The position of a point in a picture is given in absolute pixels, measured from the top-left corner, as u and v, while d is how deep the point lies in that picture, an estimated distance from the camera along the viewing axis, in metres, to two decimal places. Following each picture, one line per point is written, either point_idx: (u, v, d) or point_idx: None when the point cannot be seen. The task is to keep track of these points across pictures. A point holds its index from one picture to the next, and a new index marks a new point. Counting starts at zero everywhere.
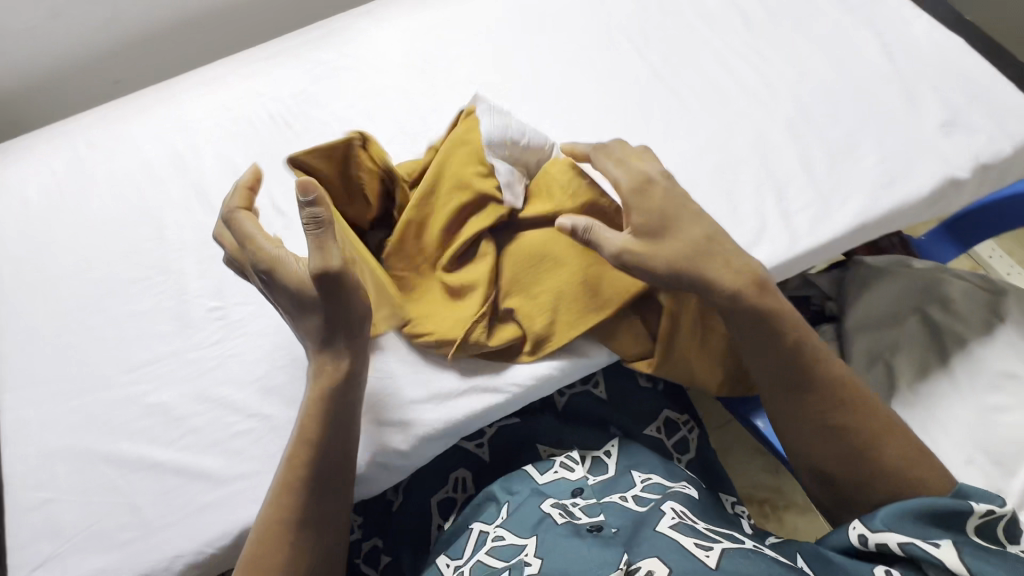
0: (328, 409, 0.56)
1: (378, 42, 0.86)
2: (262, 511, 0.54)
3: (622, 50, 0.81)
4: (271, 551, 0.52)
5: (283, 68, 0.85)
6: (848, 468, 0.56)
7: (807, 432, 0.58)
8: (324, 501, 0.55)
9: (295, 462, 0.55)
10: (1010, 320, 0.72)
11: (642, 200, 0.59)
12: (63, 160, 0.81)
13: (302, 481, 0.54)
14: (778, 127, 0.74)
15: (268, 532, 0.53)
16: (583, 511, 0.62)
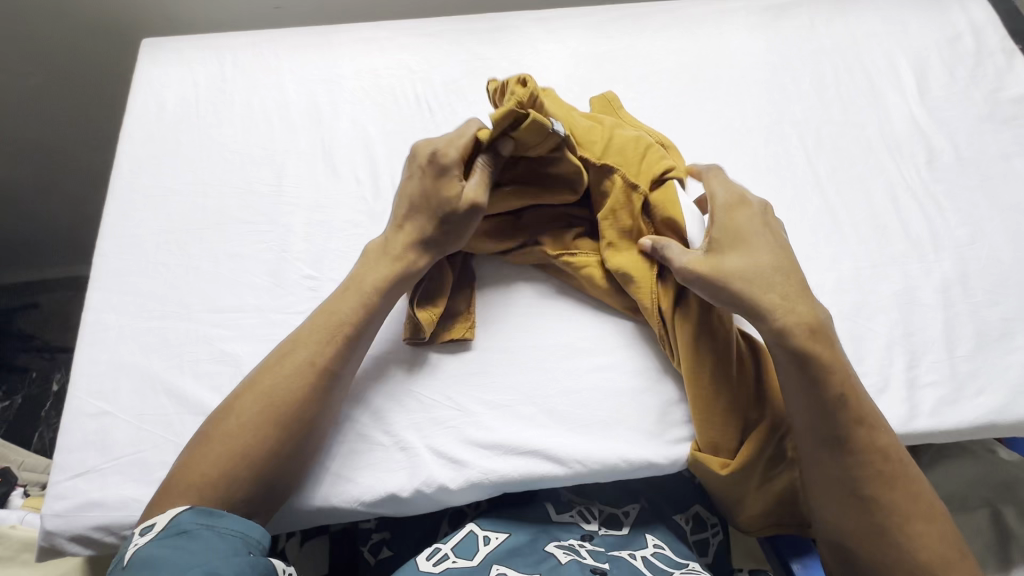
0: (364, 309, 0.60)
1: (543, 56, 0.82)
2: (279, 360, 0.58)
3: (791, 147, 0.76)
4: (280, 396, 0.55)
5: (442, 51, 0.83)
6: (873, 522, 0.53)
7: (812, 422, 0.55)
8: (343, 378, 0.59)
9: (332, 337, 0.59)
10: None
11: (730, 218, 0.61)
12: (206, 75, 0.80)
13: (333, 352, 0.58)
14: (932, 286, 0.68)
15: (276, 383, 0.56)
16: (588, 551, 0.59)
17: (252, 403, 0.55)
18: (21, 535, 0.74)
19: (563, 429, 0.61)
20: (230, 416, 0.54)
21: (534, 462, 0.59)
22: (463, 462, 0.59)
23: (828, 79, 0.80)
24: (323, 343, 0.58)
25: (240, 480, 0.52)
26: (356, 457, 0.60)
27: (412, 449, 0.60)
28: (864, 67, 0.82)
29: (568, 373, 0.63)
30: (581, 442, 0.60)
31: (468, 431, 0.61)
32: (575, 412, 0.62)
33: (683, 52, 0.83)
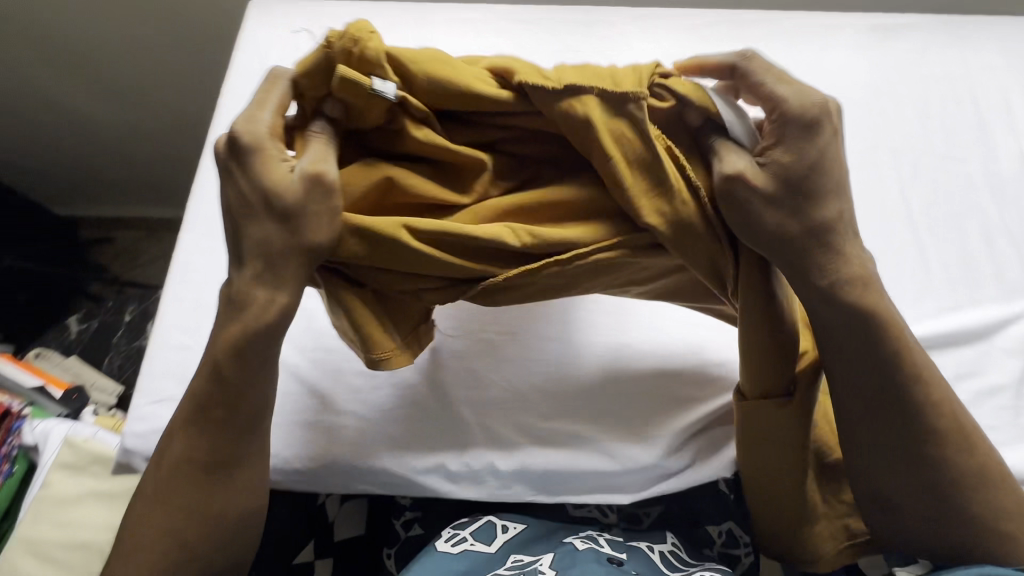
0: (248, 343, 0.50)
1: (635, 53, 0.82)
2: (185, 432, 0.53)
3: (883, 174, 0.73)
4: (192, 467, 0.52)
5: (536, 39, 0.83)
6: (936, 496, 0.49)
7: (859, 405, 0.50)
8: (243, 429, 0.53)
9: (224, 406, 0.52)
10: None
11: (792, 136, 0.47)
12: (308, 39, 0.84)
13: (220, 416, 0.52)
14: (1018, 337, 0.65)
15: (183, 452, 0.52)
16: (607, 540, 0.59)
17: (174, 473, 0.53)
18: (93, 448, 0.80)
19: (580, 425, 0.62)
20: (160, 491, 0.53)
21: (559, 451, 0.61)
22: (489, 446, 0.61)
23: (933, 109, 0.77)
24: (220, 417, 0.52)
25: (183, 544, 0.52)
26: (413, 426, 0.63)
27: (466, 427, 0.62)
28: (974, 102, 0.78)
29: (618, 378, 0.64)
30: (592, 446, 0.61)
31: (492, 420, 0.62)
32: (591, 416, 0.62)
33: (782, 64, 0.80)
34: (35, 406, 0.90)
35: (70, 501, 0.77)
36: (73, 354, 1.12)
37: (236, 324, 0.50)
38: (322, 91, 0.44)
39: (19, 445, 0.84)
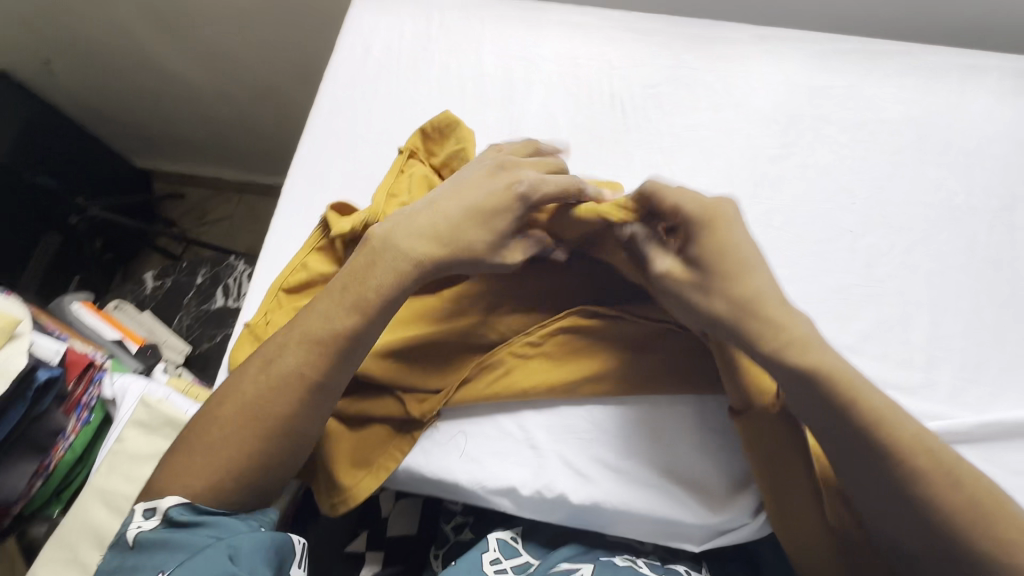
0: (356, 319, 0.56)
1: (754, 77, 0.77)
2: (261, 371, 0.56)
3: (1018, 241, 0.67)
4: (262, 412, 0.54)
5: (648, 51, 0.79)
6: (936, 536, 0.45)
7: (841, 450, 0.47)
8: (331, 391, 0.56)
9: (313, 353, 0.55)
10: None
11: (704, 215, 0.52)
12: (413, 30, 0.82)
13: (314, 367, 0.55)
14: None
15: (259, 397, 0.54)
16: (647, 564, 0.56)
17: (234, 412, 0.54)
18: (167, 411, 0.83)
19: (605, 453, 0.61)
20: (214, 428, 0.54)
21: (580, 475, 0.60)
22: (501, 459, 0.61)
23: None
24: (304, 354, 0.55)
25: (225, 475, 0.53)
26: (488, 441, 0.62)
27: (541, 449, 0.61)
28: None
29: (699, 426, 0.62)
30: (614, 477, 0.60)
31: (508, 436, 0.62)
32: (614, 445, 0.61)
33: (916, 104, 0.74)
34: (114, 359, 0.94)
35: (142, 458, 0.80)
36: (148, 308, 1.17)
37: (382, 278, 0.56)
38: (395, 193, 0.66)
39: (98, 396, 0.87)
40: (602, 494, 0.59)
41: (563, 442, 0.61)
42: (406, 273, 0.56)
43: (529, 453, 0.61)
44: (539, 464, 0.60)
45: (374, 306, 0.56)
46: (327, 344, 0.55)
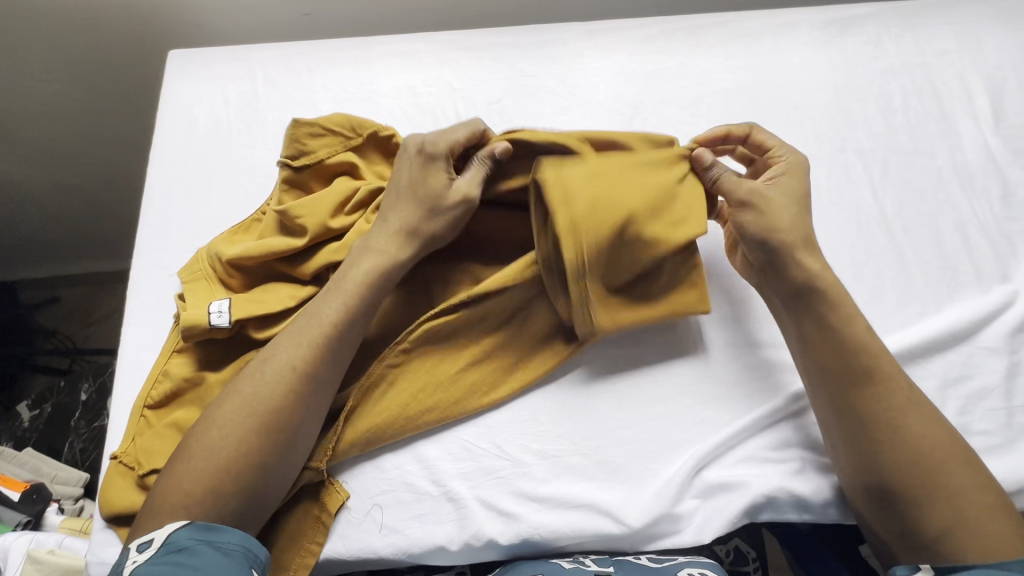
0: (349, 310, 0.58)
1: (591, 74, 0.78)
2: (254, 375, 0.55)
3: (854, 177, 0.72)
4: (262, 408, 0.53)
5: (485, 66, 0.78)
6: (905, 478, 0.53)
7: (865, 395, 0.56)
8: (325, 381, 0.56)
9: (311, 345, 0.56)
10: None
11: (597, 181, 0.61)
12: (238, 92, 0.77)
13: (308, 359, 0.55)
14: (998, 331, 0.65)
15: (257, 398, 0.53)
16: (594, 559, 0.58)
17: (234, 418, 0.53)
18: (62, 562, 0.74)
19: (524, 484, 0.59)
20: (217, 431, 0.52)
21: (503, 512, 0.58)
22: (419, 520, 0.58)
23: (895, 103, 0.76)
24: (302, 346, 0.56)
25: (229, 478, 0.51)
26: (404, 507, 0.59)
27: (460, 500, 0.59)
28: (934, 92, 0.77)
29: (616, 419, 0.62)
30: (536, 504, 0.59)
31: (424, 496, 0.59)
32: (531, 475, 0.60)
33: (741, 71, 0.78)
34: None
35: None
36: (30, 444, 1.04)
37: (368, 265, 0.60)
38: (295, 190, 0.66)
39: None
40: (527, 526, 0.58)
41: (480, 492, 0.59)
42: (387, 268, 0.60)
43: (447, 508, 0.59)
44: (462, 517, 0.58)
45: (350, 289, 0.58)
46: (324, 336, 0.56)
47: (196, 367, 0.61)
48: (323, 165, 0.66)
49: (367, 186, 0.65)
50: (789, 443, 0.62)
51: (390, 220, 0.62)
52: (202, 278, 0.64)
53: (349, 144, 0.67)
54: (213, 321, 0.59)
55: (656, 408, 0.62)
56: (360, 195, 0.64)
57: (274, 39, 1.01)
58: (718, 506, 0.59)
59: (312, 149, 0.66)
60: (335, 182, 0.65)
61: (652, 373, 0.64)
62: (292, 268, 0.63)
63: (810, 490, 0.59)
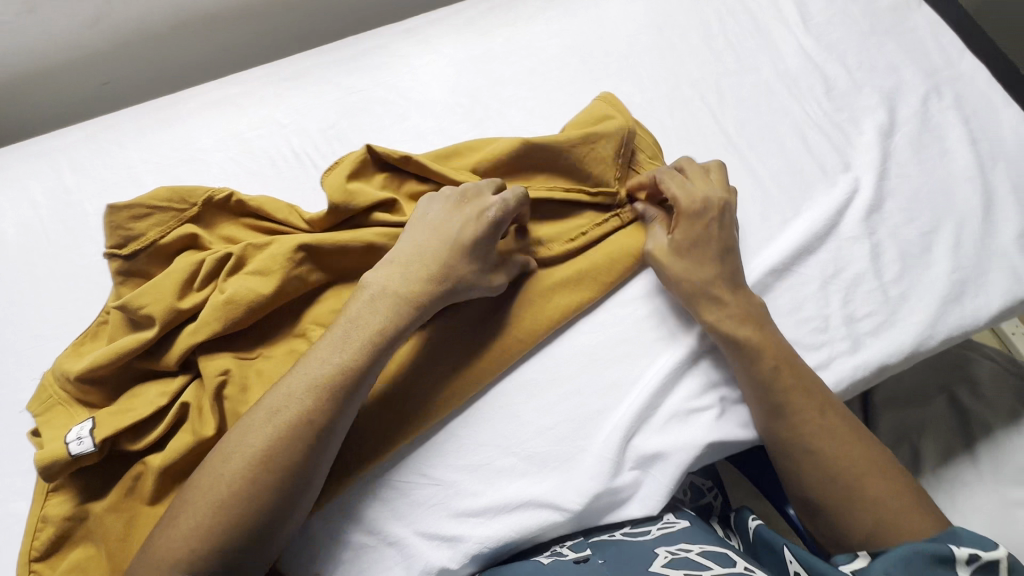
0: (370, 351, 0.53)
1: (421, 72, 0.75)
2: (267, 419, 0.50)
3: (696, 109, 0.74)
4: (271, 456, 0.49)
5: (310, 93, 0.74)
6: (838, 500, 0.56)
7: (808, 433, 0.58)
8: (336, 430, 0.52)
9: (326, 389, 0.51)
10: (952, 461, 0.85)
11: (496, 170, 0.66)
12: (44, 189, 0.69)
13: (320, 402, 0.51)
14: (856, 220, 0.69)
15: (266, 446, 0.49)
16: (571, 547, 0.59)
17: (242, 465, 0.49)
18: None
19: (463, 507, 0.58)
20: (220, 478, 0.49)
21: (444, 537, 0.57)
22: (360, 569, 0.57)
23: (714, 28, 0.78)
24: (314, 393, 0.51)
25: (232, 529, 0.48)
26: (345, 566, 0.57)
27: (400, 541, 0.57)
28: (745, 8, 0.80)
29: (534, 408, 0.61)
30: (476, 519, 0.58)
31: (362, 549, 0.57)
32: (465, 493, 0.59)
33: (565, 33, 0.78)
34: None
35: None
36: None
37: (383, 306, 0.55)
38: (132, 278, 0.59)
39: None
40: (475, 544, 0.57)
41: (421, 530, 0.57)
42: (402, 307, 0.55)
43: (388, 552, 0.57)
44: (405, 561, 0.57)
45: (377, 336, 0.54)
46: (336, 379, 0.52)
47: (77, 501, 0.56)
48: (162, 246, 0.59)
49: (209, 253, 0.59)
50: (709, 387, 0.64)
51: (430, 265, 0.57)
52: (57, 403, 0.58)
53: (184, 216, 0.61)
54: (75, 450, 0.53)
55: (567, 388, 0.62)
56: (205, 266, 0.58)
57: (81, 117, 0.92)
58: (655, 479, 0.60)
59: (141, 231, 0.59)
60: (179, 259, 0.59)
61: (556, 355, 0.64)
62: (154, 363, 0.58)
63: (733, 428, 0.62)
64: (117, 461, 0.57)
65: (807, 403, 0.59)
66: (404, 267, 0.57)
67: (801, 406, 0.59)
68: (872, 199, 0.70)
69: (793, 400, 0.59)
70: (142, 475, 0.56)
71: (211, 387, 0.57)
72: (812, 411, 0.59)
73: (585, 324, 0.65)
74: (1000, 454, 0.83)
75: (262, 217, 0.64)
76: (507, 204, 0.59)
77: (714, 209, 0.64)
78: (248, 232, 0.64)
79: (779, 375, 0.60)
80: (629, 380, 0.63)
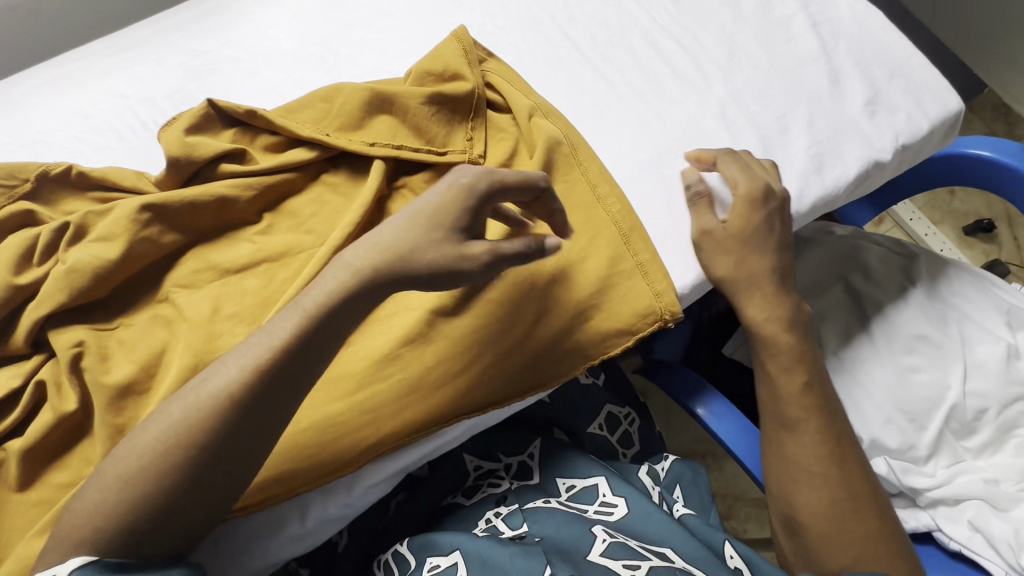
0: (278, 364, 0.47)
1: (267, 26, 0.74)
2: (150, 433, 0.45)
3: (548, 28, 0.75)
4: (154, 470, 0.44)
5: (152, 61, 0.72)
6: (819, 530, 0.59)
7: (811, 462, 0.60)
8: (229, 448, 0.46)
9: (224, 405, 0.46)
10: (849, 333, 0.86)
11: (341, 108, 0.65)
12: None
13: (249, 382, 0.46)
14: (713, 112, 0.71)
15: (148, 461, 0.44)
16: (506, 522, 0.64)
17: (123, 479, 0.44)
18: None
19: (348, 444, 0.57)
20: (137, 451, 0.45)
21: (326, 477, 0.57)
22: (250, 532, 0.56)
23: None
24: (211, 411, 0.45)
25: (137, 515, 0.44)
26: (235, 534, 0.56)
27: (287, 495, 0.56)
28: None
29: (419, 351, 0.59)
30: (358, 458, 0.57)
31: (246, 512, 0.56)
32: (343, 438, 0.57)
33: None
34: None
35: None
36: None
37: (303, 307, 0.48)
38: None
39: None
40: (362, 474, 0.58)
41: (302, 481, 0.56)
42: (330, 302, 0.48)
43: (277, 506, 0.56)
44: (296, 513, 0.57)
45: (289, 341, 0.47)
46: (237, 393, 0.46)
47: None
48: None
49: (46, 227, 0.57)
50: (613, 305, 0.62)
51: (408, 254, 0.49)
52: None
53: (16, 193, 0.59)
54: None
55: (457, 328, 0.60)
56: (41, 240, 0.56)
57: None
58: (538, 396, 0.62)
59: None
60: (14, 237, 0.57)
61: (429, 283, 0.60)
62: (2, 347, 0.55)
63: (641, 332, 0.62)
64: None
65: (832, 455, 0.60)
66: (391, 243, 0.49)
67: (824, 449, 0.60)
68: (726, 89, 0.71)
69: (811, 429, 0.60)
70: (5, 462, 0.53)
71: (65, 361, 0.54)
72: (828, 457, 0.60)
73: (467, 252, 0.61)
74: (890, 321, 0.85)
75: (104, 187, 0.61)
76: (507, 176, 0.51)
77: (774, 199, 0.64)
78: (92, 204, 0.61)
79: (799, 403, 0.61)
80: (532, 324, 0.60)
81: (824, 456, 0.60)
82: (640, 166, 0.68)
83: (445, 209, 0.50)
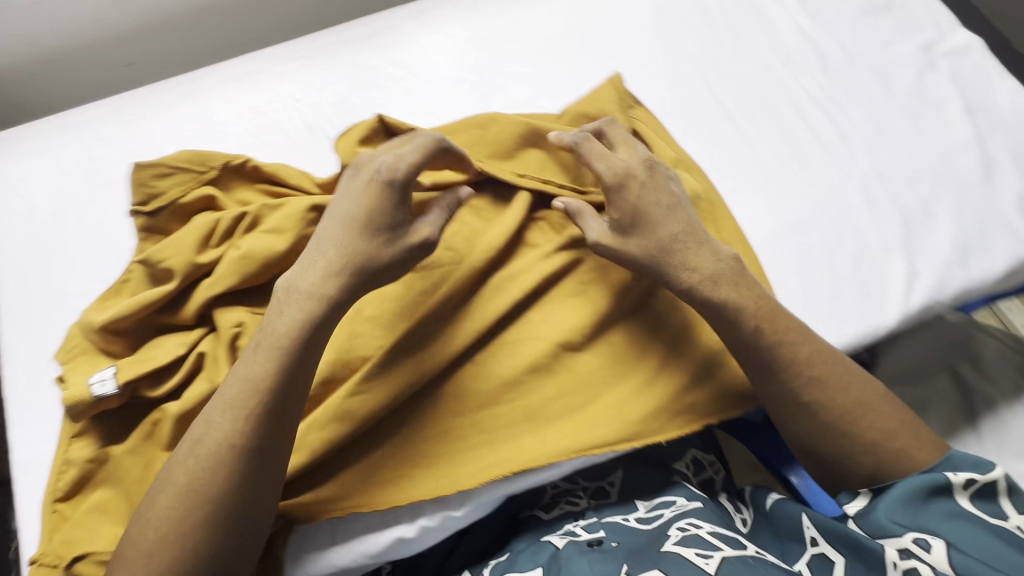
0: (287, 357, 0.52)
1: (428, 49, 0.79)
2: (191, 448, 0.50)
3: (694, 82, 0.76)
4: (203, 481, 0.48)
5: (323, 69, 0.78)
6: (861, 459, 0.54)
7: (827, 411, 0.55)
8: (267, 444, 0.51)
9: (249, 410, 0.50)
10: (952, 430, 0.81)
11: (497, 140, 0.69)
12: (72, 158, 0.73)
13: (260, 403, 0.51)
14: (855, 187, 0.70)
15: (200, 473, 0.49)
16: (584, 527, 0.63)
17: (176, 496, 0.48)
18: None
19: (465, 460, 0.59)
20: (194, 460, 0.49)
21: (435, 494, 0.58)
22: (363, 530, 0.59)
23: (712, 7, 0.81)
24: (235, 415, 0.50)
25: (203, 524, 0.48)
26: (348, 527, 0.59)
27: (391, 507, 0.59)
28: None
29: (531, 391, 0.61)
30: (467, 482, 0.58)
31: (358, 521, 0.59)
32: (458, 461, 0.59)
33: (569, 13, 0.81)
34: None
35: None
36: None
37: (286, 314, 0.53)
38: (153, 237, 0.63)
39: None
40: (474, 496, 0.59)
41: (412, 496, 0.58)
42: (315, 311, 0.54)
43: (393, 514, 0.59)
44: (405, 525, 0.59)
45: (290, 338, 0.53)
46: (256, 398, 0.51)
47: (100, 445, 0.58)
48: (181, 204, 0.63)
49: (225, 213, 0.62)
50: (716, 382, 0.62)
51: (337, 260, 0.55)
52: (82, 354, 0.61)
53: (203, 177, 0.64)
54: (98, 392, 0.57)
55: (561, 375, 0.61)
56: (221, 224, 0.61)
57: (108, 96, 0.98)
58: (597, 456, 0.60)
59: (162, 189, 0.63)
60: (198, 218, 0.62)
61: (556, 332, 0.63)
62: (173, 316, 0.61)
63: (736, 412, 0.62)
64: (138, 408, 0.60)
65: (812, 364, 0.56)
66: (323, 261, 0.55)
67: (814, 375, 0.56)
68: (871, 166, 0.71)
69: (775, 362, 0.56)
70: (161, 422, 0.58)
71: (225, 338, 0.59)
72: (817, 381, 0.55)
73: (570, 304, 0.64)
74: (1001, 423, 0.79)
75: (275, 183, 0.67)
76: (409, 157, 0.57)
77: (641, 177, 0.60)
78: (262, 196, 0.66)
79: (788, 363, 0.56)
80: (632, 385, 0.62)
81: (812, 381, 0.56)
82: (778, 230, 0.68)
83: (359, 205, 0.57)
